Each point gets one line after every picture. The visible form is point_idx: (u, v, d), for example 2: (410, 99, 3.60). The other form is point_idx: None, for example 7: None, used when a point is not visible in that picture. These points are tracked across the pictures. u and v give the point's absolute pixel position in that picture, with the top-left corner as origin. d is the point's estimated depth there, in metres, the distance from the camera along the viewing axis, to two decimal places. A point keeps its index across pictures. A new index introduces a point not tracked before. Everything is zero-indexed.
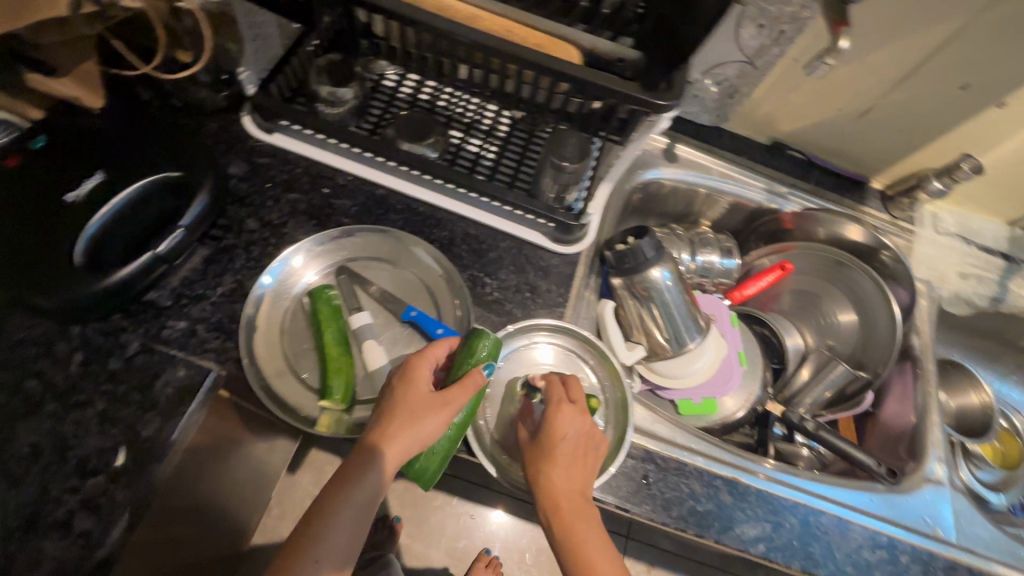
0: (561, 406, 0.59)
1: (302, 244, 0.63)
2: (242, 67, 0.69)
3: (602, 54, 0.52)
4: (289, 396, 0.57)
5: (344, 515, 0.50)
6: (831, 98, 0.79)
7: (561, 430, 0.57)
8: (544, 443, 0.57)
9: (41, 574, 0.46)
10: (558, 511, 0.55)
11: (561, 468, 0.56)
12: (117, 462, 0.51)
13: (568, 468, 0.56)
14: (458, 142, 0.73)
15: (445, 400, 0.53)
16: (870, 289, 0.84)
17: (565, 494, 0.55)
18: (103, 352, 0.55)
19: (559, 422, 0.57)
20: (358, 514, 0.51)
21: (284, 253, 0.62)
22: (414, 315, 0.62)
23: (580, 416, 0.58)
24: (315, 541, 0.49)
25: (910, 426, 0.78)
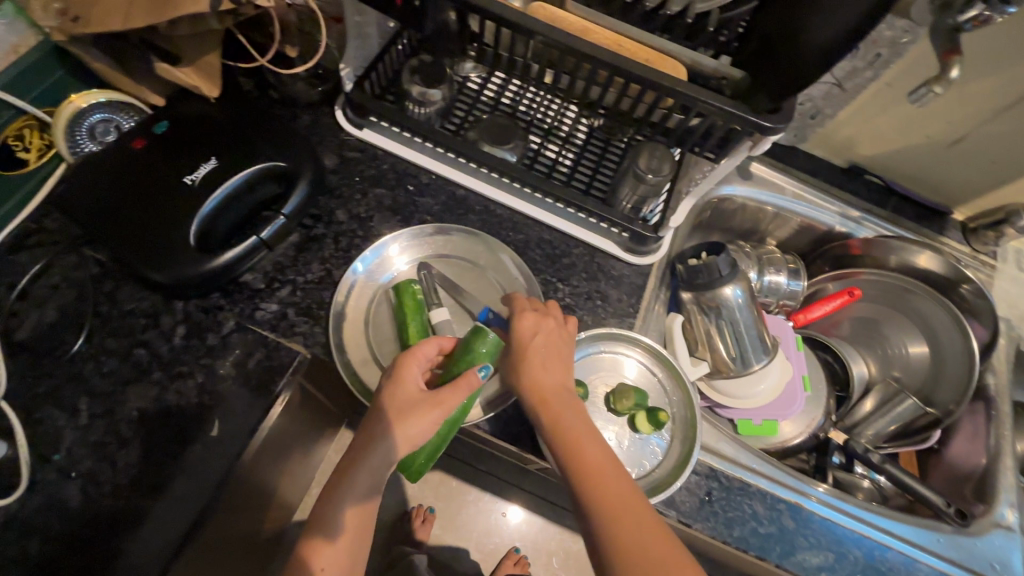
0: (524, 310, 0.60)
1: (397, 235, 0.66)
2: (343, 65, 0.70)
3: (704, 70, 0.54)
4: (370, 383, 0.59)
5: (358, 484, 0.52)
6: (921, 124, 0.77)
7: (522, 336, 0.58)
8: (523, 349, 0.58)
9: (146, 530, 0.51)
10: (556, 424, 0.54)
11: (537, 381, 0.56)
12: (213, 432, 0.55)
13: (568, 414, 0.55)
14: (536, 147, 0.75)
15: (436, 398, 0.53)
16: (945, 322, 0.81)
17: (551, 397, 0.56)
18: (202, 328, 0.58)
19: (524, 339, 0.58)
20: (371, 482, 0.53)
21: (380, 242, 0.65)
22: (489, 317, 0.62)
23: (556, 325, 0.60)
24: (336, 506, 0.53)
25: (980, 467, 0.76)
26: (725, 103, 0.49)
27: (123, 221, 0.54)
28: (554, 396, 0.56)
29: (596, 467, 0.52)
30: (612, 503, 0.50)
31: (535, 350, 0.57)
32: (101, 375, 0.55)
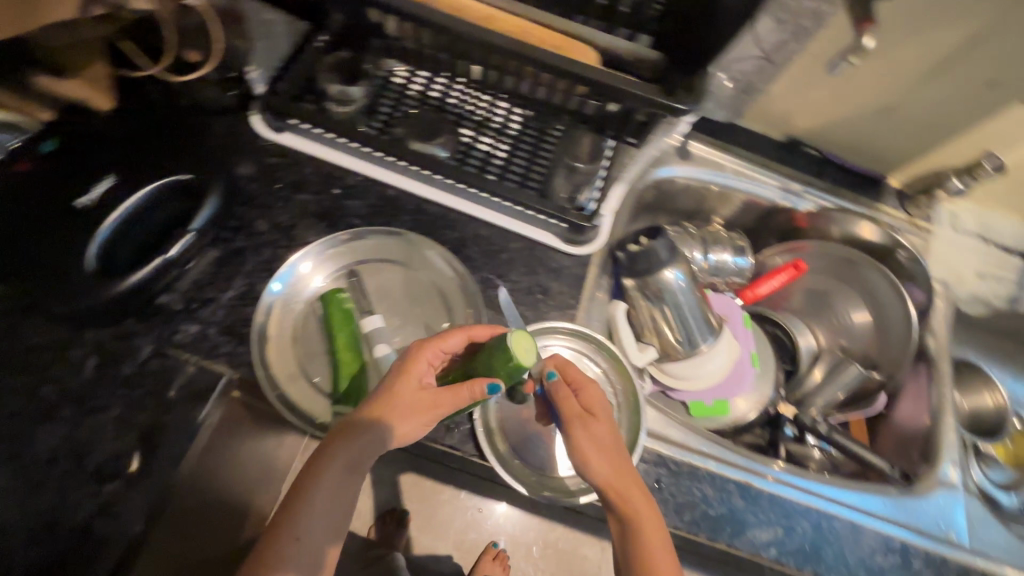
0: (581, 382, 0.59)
1: (309, 250, 0.63)
2: (252, 67, 0.67)
3: (618, 54, 0.52)
4: (301, 400, 0.57)
5: (334, 473, 0.49)
6: (850, 95, 0.78)
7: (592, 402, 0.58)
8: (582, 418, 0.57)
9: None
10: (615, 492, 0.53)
11: (600, 467, 0.54)
12: (133, 466, 0.51)
13: (638, 497, 0.53)
14: (469, 141, 0.72)
15: (437, 399, 0.52)
16: (885, 288, 0.83)
17: (621, 477, 0.54)
18: (116, 356, 0.55)
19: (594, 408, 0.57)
20: (336, 489, 0.49)
21: (292, 259, 0.62)
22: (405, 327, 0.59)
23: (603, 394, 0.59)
24: (297, 515, 0.48)
25: (924, 428, 0.78)
26: (636, 87, 0.48)
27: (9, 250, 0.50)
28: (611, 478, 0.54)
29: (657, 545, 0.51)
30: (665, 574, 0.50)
31: (588, 431, 0.56)
32: None
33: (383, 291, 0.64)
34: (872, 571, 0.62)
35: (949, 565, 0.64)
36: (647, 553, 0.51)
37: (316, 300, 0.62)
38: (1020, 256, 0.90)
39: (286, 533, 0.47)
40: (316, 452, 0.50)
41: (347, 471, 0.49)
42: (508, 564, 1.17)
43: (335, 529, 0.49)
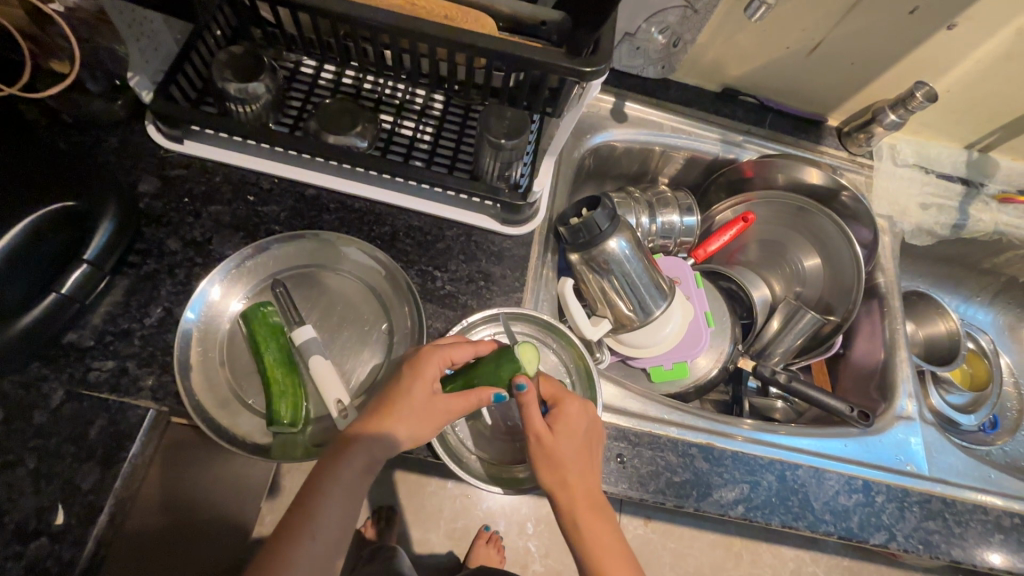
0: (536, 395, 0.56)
1: (214, 274, 0.58)
2: (131, 72, 0.61)
3: (522, 19, 0.48)
4: (236, 428, 0.54)
5: (350, 468, 0.49)
6: (778, 38, 0.76)
7: (569, 421, 0.56)
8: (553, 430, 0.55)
9: None
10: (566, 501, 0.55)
11: (561, 477, 0.54)
12: (58, 520, 0.47)
13: (586, 508, 0.55)
14: (390, 127, 0.69)
15: (450, 405, 0.53)
16: (832, 231, 0.83)
17: (579, 489, 0.55)
18: (25, 406, 0.51)
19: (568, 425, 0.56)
20: (352, 493, 0.49)
21: (199, 287, 0.57)
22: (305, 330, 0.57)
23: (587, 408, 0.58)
24: (313, 516, 0.47)
25: (880, 363, 0.78)
26: (540, 54, 0.45)
27: None
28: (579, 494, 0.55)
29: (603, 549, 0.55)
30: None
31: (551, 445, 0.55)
32: None
33: (311, 297, 0.61)
34: (838, 514, 0.62)
35: (911, 496, 0.65)
36: (588, 547, 0.55)
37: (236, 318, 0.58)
38: (960, 182, 0.91)
39: (301, 538, 0.46)
40: (330, 456, 0.50)
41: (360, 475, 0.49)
42: (502, 546, 1.17)
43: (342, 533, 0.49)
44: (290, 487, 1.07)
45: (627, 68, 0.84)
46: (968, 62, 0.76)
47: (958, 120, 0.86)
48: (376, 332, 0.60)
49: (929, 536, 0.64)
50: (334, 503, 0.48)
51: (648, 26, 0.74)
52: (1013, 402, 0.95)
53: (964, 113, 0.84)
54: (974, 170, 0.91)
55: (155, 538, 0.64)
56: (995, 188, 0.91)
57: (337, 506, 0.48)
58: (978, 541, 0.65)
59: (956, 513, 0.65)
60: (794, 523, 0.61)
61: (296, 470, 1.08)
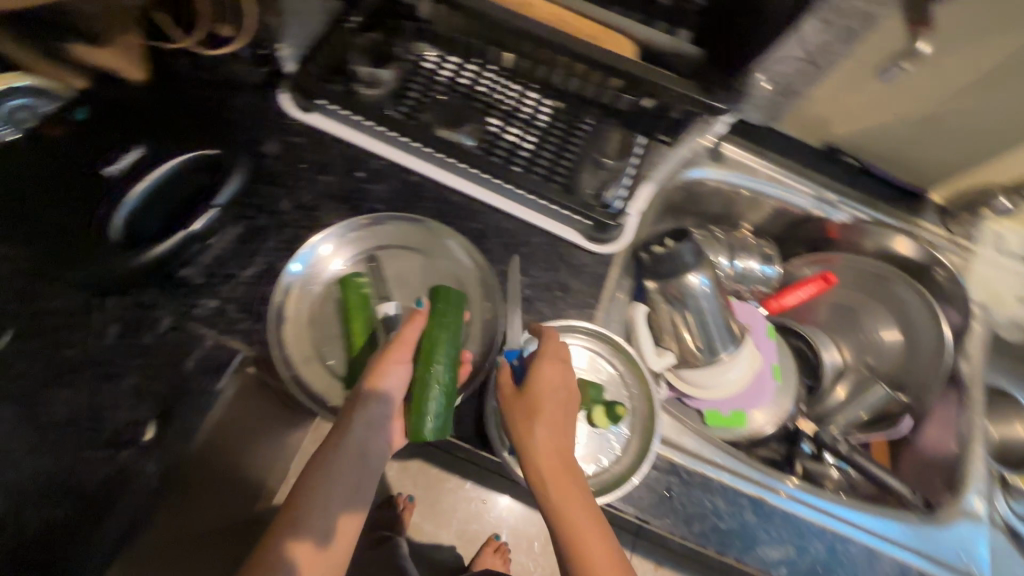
0: (551, 358, 0.57)
1: (329, 231, 0.62)
2: (281, 43, 0.66)
3: (658, 49, 0.50)
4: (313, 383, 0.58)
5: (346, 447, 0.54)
6: (896, 103, 0.74)
7: (543, 382, 0.55)
8: (528, 396, 0.54)
9: None
10: (542, 473, 0.52)
11: (541, 444, 0.53)
12: (145, 437, 0.51)
13: (563, 483, 0.52)
14: (495, 131, 0.70)
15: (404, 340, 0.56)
16: (917, 307, 0.79)
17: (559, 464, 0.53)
18: (137, 326, 0.55)
19: (545, 389, 0.55)
20: (345, 473, 0.53)
21: (312, 240, 0.61)
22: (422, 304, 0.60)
23: (565, 372, 0.56)
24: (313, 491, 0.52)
25: (949, 455, 0.75)
26: (672, 83, 0.46)
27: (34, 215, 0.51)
28: (571, 487, 0.52)
29: (592, 547, 0.50)
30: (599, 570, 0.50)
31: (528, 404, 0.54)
32: None
33: (403, 276, 0.64)
34: None
35: None
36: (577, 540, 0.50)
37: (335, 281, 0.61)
38: None
39: (299, 518, 0.51)
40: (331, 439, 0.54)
41: (347, 456, 0.54)
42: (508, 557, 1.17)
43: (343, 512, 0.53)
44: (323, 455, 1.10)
45: None
46: None
47: None
48: None
49: None
50: (333, 486, 0.53)
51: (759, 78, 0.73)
52: None
53: None
54: None
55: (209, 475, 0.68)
56: None
57: (335, 483, 0.53)
58: None
59: None
60: None
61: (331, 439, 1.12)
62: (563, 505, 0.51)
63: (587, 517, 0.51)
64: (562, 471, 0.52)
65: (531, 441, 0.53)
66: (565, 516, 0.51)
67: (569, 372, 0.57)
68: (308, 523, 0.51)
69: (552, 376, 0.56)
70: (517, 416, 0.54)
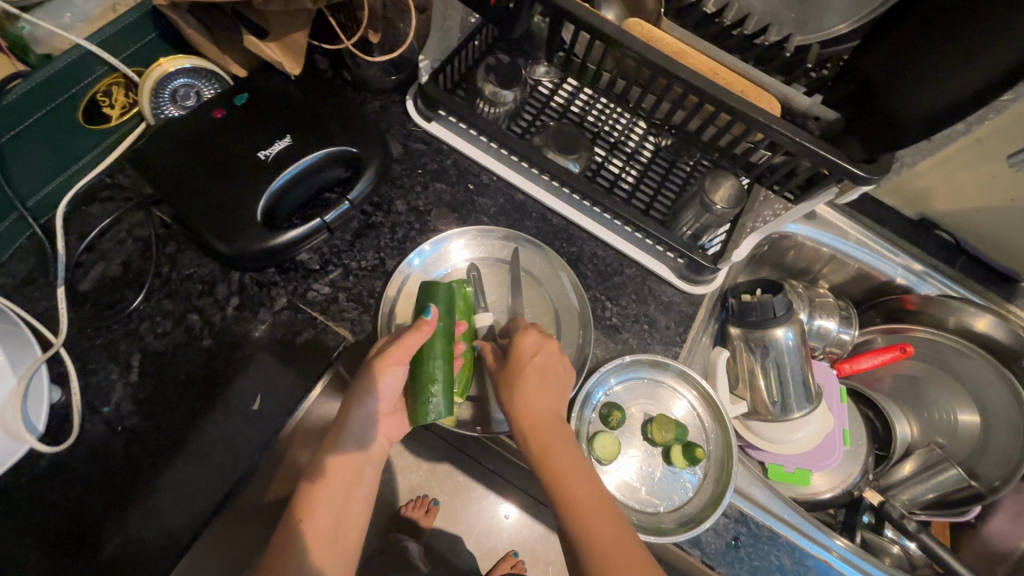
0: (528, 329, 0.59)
1: (462, 232, 0.66)
2: (423, 56, 0.69)
3: (798, 109, 0.53)
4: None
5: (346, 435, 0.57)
6: (1007, 187, 0.73)
7: (520, 349, 0.57)
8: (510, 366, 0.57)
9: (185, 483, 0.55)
10: (531, 431, 0.55)
11: (522, 405, 0.56)
12: (253, 407, 0.58)
13: (553, 443, 0.55)
14: (600, 160, 0.72)
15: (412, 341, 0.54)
16: (1001, 393, 0.77)
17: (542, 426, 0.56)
18: (256, 301, 0.59)
19: (523, 357, 0.57)
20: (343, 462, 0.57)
21: (441, 238, 0.65)
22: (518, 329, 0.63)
23: (546, 341, 0.58)
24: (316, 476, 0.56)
25: (1019, 550, 0.73)
26: (815, 145, 0.48)
27: (193, 185, 0.56)
28: (563, 450, 0.55)
29: (587, 504, 0.54)
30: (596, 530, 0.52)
31: (512, 371, 0.57)
32: (155, 335, 0.57)
33: (508, 290, 0.67)
34: None
35: None
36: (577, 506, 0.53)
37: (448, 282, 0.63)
38: None
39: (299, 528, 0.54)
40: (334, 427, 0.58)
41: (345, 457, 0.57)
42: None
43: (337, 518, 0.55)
44: None
45: None
46: None
47: None
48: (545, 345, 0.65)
49: None
50: (322, 494, 0.55)
51: None
52: None
53: None
54: None
55: None
56: None
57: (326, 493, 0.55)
58: None
59: None
60: None
61: None
62: (555, 462, 0.55)
63: (579, 474, 0.55)
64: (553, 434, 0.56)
65: (514, 404, 0.56)
66: (557, 474, 0.54)
67: (550, 340, 0.59)
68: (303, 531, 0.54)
69: (535, 342, 0.58)
70: (503, 381, 0.58)
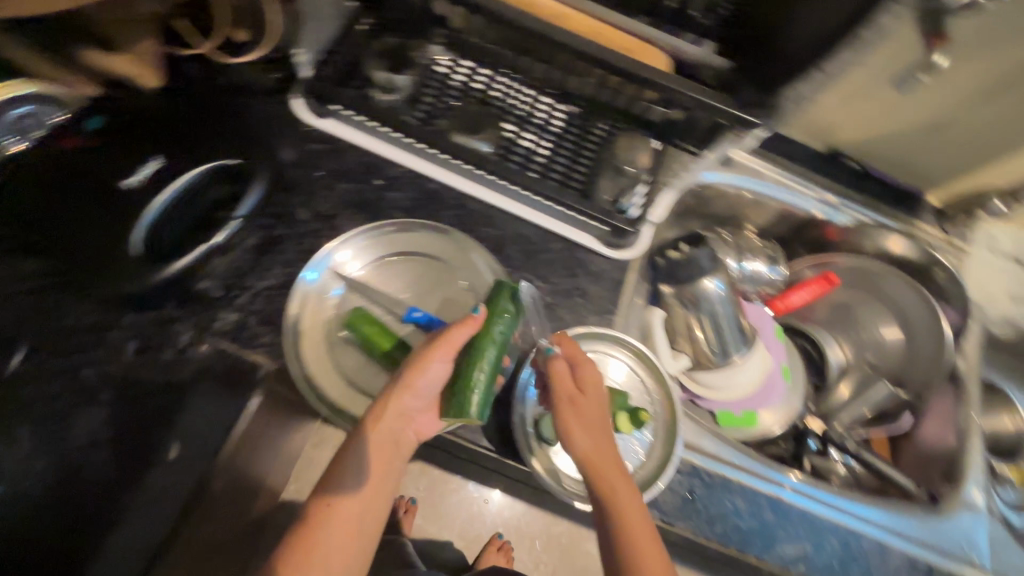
0: (580, 359, 0.59)
1: (345, 239, 0.62)
2: (299, 48, 0.65)
3: (690, 61, 0.52)
4: (326, 388, 0.57)
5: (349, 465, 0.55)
6: (899, 110, 0.77)
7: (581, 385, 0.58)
8: (568, 401, 0.58)
9: None
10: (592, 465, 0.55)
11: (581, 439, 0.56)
12: (171, 456, 0.50)
13: (611, 473, 0.54)
14: (511, 136, 0.68)
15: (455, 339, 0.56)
16: (919, 310, 0.81)
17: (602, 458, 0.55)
18: (156, 342, 0.54)
19: (587, 391, 0.58)
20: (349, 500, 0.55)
21: (327, 248, 0.61)
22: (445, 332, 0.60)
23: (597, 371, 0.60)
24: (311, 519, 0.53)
25: (949, 448, 0.78)
26: (705, 96, 0.47)
27: (49, 225, 0.49)
28: (604, 439, 0.56)
29: (638, 527, 0.52)
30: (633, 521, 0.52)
31: (580, 406, 0.58)
32: None
33: (424, 284, 0.65)
34: None
35: None
36: (628, 533, 0.52)
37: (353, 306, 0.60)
38: None
39: (325, 523, 0.53)
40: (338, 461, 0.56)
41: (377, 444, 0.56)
42: (512, 556, 1.10)
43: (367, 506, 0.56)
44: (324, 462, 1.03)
45: None
46: None
47: None
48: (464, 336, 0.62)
49: None
50: (321, 535, 0.52)
51: None
52: None
53: None
54: None
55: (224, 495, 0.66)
56: None
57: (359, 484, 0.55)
58: None
59: None
60: None
61: None
62: (613, 490, 0.53)
63: (634, 501, 0.53)
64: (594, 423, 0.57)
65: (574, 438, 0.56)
66: (614, 505, 0.53)
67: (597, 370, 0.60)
68: (328, 528, 0.53)
69: (593, 377, 0.59)
70: (568, 420, 0.57)
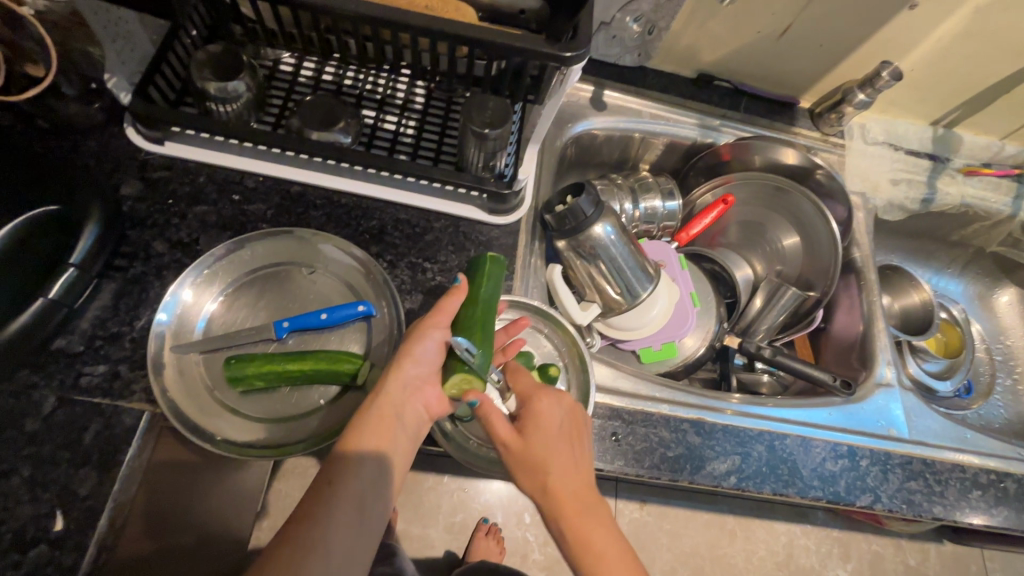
0: (541, 392, 0.56)
1: (185, 275, 0.58)
2: (108, 73, 0.61)
3: (503, 10, 0.49)
4: (241, 437, 0.54)
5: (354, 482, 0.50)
6: (750, 20, 0.77)
7: (542, 419, 0.54)
8: (523, 434, 0.54)
9: None
10: (555, 505, 0.52)
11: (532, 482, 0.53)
12: (57, 527, 0.48)
13: (571, 511, 0.51)
14: (372, 122, 0.65)
15: (446, 311, 0.56)
16: (810, 211, 0.85)
17: (561, 493, 0.52)
18: (17, 414, 0.51)
19: (542, 426, 0.54)
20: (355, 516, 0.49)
21: (172, 287, 0.57)
22: (324, 319, 0.58)
23: (560, 398, 0.56)
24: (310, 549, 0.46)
25: (859, 335, 0.82)
26: (520, 41, 0.46)
27: None
28: (553, 455, 0.52)
29: (598, 556, 0.50)
30: (586, 536, 0.51)
31: (523, 447, 0.53)
32: None
33: (287, 299, 0.61)
34: (825, 479, 0.65)
35: (893, 458, 0.68)
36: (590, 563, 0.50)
37: (226, 358, 0.56)
38: (927, 157, 0.94)
39: (314, 533, 0.47)
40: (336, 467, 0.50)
41: (378, 426, 0.52)
42: (502, 538, 1.07)
43: (361, 514, 0.49)
44: (287, 491, 1.00)
45: (604, 56, 0.85)
46: (928, 43, 0.79)
47: (923, 98, 0.90)
48: (354, 334, 0.60)
49: (912, 496, 0.66)
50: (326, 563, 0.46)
51: (623, 15, 0.76)
52: (985, 366, 1.00)
53: (929, 90, 0.88)
54: (941, 145, 0.95)
55: (153, 554, 0.63)
56: (961, 162, 0.95)
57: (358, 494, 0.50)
58: (957, 498, 0.67)
59: (936, 472, 0.68)
60: (784, 490, 0.63)
61: (291, 474, 1.01)
62: (573, 528, 0.51)
63: (600, 529, 0.51)
64: (537, 437, 0.53)
65: (533, 480, 0.53)
66: (579, 539, 0.51)
67: (563, 397, 0.56)
68: (325, 534, 0.47)
69: (553, 407, 0.55)
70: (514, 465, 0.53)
